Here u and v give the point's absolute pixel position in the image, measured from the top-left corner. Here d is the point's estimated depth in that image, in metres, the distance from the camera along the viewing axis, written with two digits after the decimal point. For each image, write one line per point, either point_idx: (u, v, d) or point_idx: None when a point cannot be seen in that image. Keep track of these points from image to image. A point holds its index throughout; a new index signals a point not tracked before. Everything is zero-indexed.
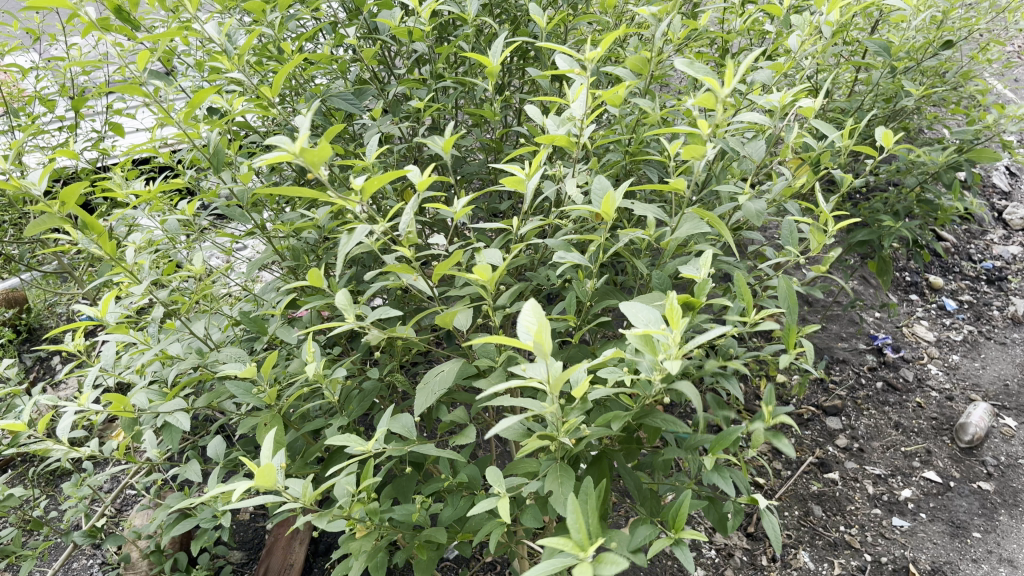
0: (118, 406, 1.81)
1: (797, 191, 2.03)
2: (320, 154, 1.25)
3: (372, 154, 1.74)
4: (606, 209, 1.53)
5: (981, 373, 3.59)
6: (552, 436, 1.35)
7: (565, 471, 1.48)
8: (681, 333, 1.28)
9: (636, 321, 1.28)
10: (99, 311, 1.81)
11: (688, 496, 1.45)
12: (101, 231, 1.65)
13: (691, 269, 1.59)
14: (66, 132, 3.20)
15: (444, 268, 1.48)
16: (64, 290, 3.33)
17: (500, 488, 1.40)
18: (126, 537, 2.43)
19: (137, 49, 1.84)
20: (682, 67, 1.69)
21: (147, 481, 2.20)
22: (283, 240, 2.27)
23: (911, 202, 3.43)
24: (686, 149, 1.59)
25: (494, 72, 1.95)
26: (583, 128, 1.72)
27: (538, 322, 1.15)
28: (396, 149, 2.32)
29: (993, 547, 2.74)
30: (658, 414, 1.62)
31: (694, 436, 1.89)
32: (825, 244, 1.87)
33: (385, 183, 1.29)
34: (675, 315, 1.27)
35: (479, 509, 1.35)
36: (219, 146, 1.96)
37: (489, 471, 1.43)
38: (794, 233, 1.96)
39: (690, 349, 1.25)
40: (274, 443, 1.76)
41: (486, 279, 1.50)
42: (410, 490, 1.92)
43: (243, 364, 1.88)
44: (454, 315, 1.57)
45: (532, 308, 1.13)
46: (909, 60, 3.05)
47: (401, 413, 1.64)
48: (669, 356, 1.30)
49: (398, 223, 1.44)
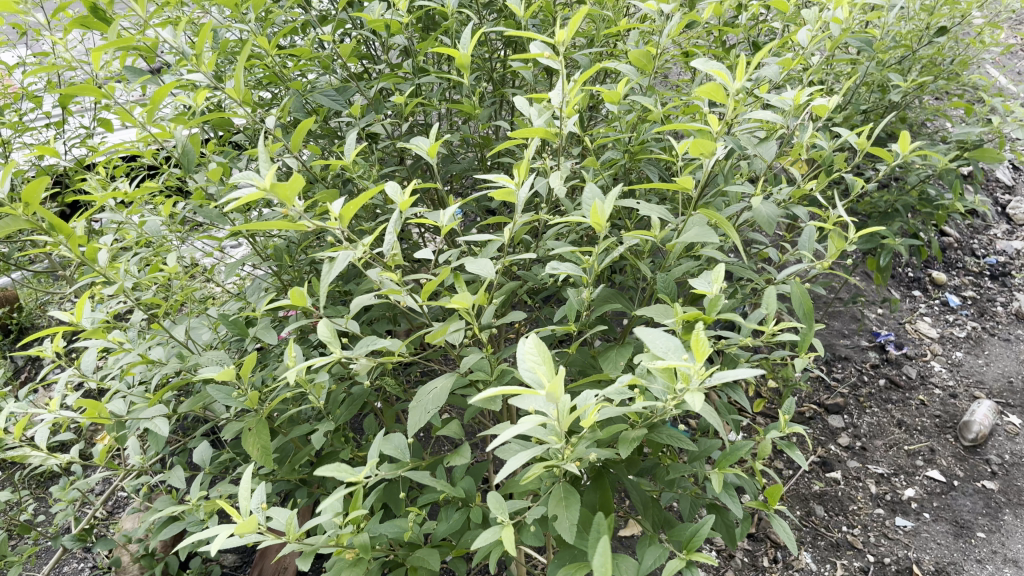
0: (95, 413, 1.77)
1: (799, 186, 1.97)
2: (292, 187, 1.26)
3: (350, 154, 1.70)
4: (595, 222, 1.49)
5: (985, 370, 3.54)
6: (556, 462, 1.28)
7: (569, 493, 1.42)
8: (706, 364, 1.20)
9: (656, 350, 1.20)
10: (73, 317, 1.78)
11: (706, 522, 1.48)
12: (69, 231, 1.64)
13: (702, 283, 1.54)
14: (54, 129, 3.14)
15: (427, 291, 1.45)
16: (56, 291, 3.28)
17: (503, 516, 1.36)
18: (116, 541, 2.38)
19: (101, 51, 1.85)
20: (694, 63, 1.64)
21: (133, 486, 2.16)
22: (268, 239, 2.24)
23: (913, 197, 3.36)
24: (695, 144, 1.52)
25: (466, 65, 1.92)
26: (564, 119, 1.69)
27: (544, 361, 1.11)
28: (381, 147, 2.29)
29: (998, 547, 2.70)
30: (662, 430, 1.57)
31: (700, 451, 1.85)
32: (845, 250, 1.81)
33: (362, 206, 1.29)
34: (700, 346, 1.18)
35: (482, 540, 1.33)
36: (189, 146, 1.95)
37: (491, 497, 1.41)
38: (815, 236, 1.89)
39: (712, 386, 1.21)
40: (259, 448, 1.72)
41: (467, 305, 1.45)
42: (401, 502, 1.88)
43: (223, 367, 1.84)
44: (445, 332, 1.54)
45: (536, 346, 1.10)
46: (908, 51, 2.99)
47: (392, 432, 1.60)
48: (690, 388, 1.24)
49: (382, 244, 1.41)
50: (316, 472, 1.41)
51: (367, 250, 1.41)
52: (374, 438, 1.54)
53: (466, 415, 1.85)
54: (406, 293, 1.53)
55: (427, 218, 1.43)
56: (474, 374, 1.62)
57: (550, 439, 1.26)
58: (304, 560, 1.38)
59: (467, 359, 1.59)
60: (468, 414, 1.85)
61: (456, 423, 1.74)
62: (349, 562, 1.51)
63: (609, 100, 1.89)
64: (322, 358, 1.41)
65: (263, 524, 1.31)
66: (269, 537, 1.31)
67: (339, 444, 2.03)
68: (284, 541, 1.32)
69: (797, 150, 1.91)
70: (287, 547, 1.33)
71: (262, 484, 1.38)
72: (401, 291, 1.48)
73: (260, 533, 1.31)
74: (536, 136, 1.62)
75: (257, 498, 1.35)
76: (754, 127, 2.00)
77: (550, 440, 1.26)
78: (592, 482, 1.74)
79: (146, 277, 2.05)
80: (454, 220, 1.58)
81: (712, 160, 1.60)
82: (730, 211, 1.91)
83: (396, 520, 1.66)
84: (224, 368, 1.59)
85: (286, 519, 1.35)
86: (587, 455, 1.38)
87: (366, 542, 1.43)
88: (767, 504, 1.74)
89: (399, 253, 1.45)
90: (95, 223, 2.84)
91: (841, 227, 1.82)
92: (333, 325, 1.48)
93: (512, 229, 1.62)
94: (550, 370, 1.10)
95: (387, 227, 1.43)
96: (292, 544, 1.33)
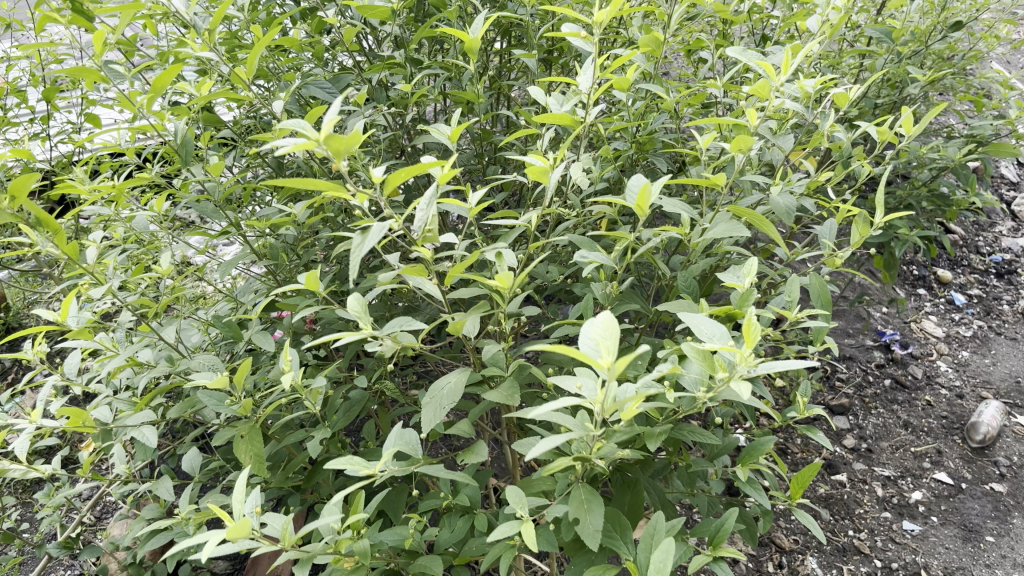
0: (78, 420, 1.70)
1: (816, 180, 1.89)
2: (348, 141, 1.14)
3: (359, 143, 1.61)
4: (640, 204, 1.44)
5: (992, 369, 3.48)
6: (583, 458, 1.25)
7: (591, 496, 1.35)
8: (753, 351, 1.15)
9: (700, 332, 1.16)
10: (58, 315, 1.69)
11: (733, 516, 1.44)
12: (57, 230, 1.55)
13: (731, 277, 1.50)
14: (39, 123, 3.06)
15: (459, 273, 1.34)
16: (42, 290, 3.19)
17: (523, 512, 1.30)
18: (104, 548, 2.30)
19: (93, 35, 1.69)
20: (733, 53, 1.65)
21: (120, 494, 2.09)
22: (262, 236, 2.17)
23: (923, 194, 3.25)
24: (736, 141, 1.48)
25: (475, 49, 1.85)
26: (589, 106, 1.64)
27: (610, 338, 1.03)
28: (379, 139, 2.21)
29: (1007, 551, 2.65)
30: (684, 426, 1.53)
31: (719, 448, 1.79)
32: (869, 238, 1.69)
33: (409, 176, 1.17)
34: (751, 333, 1.13)
35: (500, 534, 1.25)
36: (187, 136, 1.87)
37: (511, 491, 1.32)
38: (836, 228, 1.78)
39: (758, 375, 1.15)
40: (252, 456, 1.64)
41: (506, 284, 1.37)
42: (403, 507, 1.81)
43: (215, 372, 1.77)
44: (464, 323, 1.45)
45: (609, 322, 1.02)
46: (918, 43, 2.90)
47: (404, 427, 1.52)
48: (731, 375, 1.19)
49: (415, 221, 1.31)
50: (323, 466, 1.32)
51: (400, 226, 1.30)
52: (387, 433, 1.45)
53: (469, 418, 1.76)
54: (432, 278, 1.44)
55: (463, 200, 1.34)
56: (490, 370, 1.54)
57: (583, 427, 1.19)
58: (301, 569, 1.29)
59: (488, 349, 1.53)
60: (473, 414, 1.76)
61: (464, 422, 1.66)
62: (348, 570, 1.45)
63: (620, 87, 1.82)
64: (350, 334, 1.31)
65: (258, 530, 1.22)
66: (263, 543, 1.22)
67: (336, 450, 1.96)
68: (279, 548, 1.23)
69: (815, 141, 1.82)
70: (283, 554, 1.24)
71: (257, 488, 1.30)
72: (426, 274, 1.37)
73: (254, 540, 1.21)
74: (558, 124, 1.57)
75: (250, 502, 1.27)
76: (768, 118, 1.93)
77: (582, 428, 1.20)
78: (620, 488, 1.74)
79: (132, 276, 1.98)
80: (483, 206, 1.51)
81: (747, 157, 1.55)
82: (745, 206, 1.83)
83: (396, 527, 1.58)
84: (218, 375, 1.51)
85: (281, 526, 1.25)
86: (614, 455, 1.31)
87: (366, 550, 1.36)
88: (793, 495, 1.68)
89: (431, 233, 1.34)
90: (83, 220, 2.76)
91: (869, 213, 1.70)
92: (364, 300, 1.39)
93: (533, 217, 1.57)
94: (615, 348, 1.02)
95: (421, 202, 1.33)
96: (287, 552, 1.24)
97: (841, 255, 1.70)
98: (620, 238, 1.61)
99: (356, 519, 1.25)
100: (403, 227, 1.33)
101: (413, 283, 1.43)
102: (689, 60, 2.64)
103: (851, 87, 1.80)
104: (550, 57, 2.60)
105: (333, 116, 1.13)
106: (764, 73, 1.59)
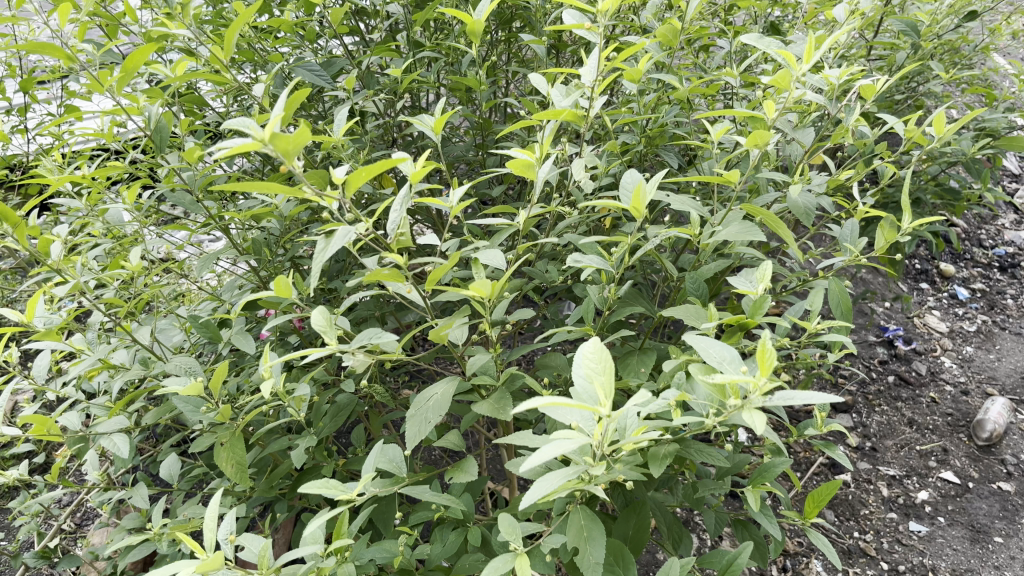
0: (43, 429, 1.61)
1: (838, 177, 1.79)
2: (297, 139, 1.01)
3: (341, 132, 1.50)
4: (634, 205, 1.34)
5: (997, 365, 3.41)
6: (583, 484, 1.15)
7: (591, 523, 1.26)
8: (769, 380, 1.04)
9: (712, 359, 1.06)
10: (24, 316, 1.58)
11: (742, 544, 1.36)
12: (18, 220, 1.49)
13: (742, 284, 1.40)
14: (17, 114, 2.93)
15: (435, 280, 1.25)
16: (17, 287, 3.03)
17: (517, 543, 1.20)
18: (81, 557, 2.20)
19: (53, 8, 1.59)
20: (750, 41, 1.55)
21: (94, 503, 1.97)
22: (246, 230, 2.05)
23: (933, 187, 3.18)
24: (754, 136, 1.39)
25: (480, 34, 1.75)
26: (593, 99, 1.54)
27: (604, 373, 0.97)
28: (371, 128, 2.11)
29: (1016, 552, 2.59)
30: (691, 445, 1.43)
31: (729, 466, 1.74)
32: (896, 242, 1.61)
33: (373, 175, 1.06)
34: (767, 359, 1.02)
35: (494, 570, 1.16)
36: (161, 122, 1.75)
37: (503, 518, 1.23)
38: (857, 228, 1.68)
39: (774, 405, 1.04)
40: (233, 465, 1.54)
41: (483, 293, 1.28)
42: (392, 520, 1.71)
43: (193, 376, 1.67)
44: (447, 331, 1.37)
45: (599, 349, 0.97)
46: (931, 32, 2.82)
47: (388, 442, 1.45)
48: (745, 405, 1.08)
49: (387, 223, 1.20)
50: (299, 490, 1.23)
51: (368, 231, 1.18)
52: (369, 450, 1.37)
53: (462, 425, 1.67)
54: (407, 283, 1.35)
55: (439, 199, 1.25)
56: (479, 379, 1.45)
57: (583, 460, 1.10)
58: None
59: (475, 359, 1.42)
60: (466, 420, 1.67)
61: (454, 433, 1.57)
62: None
63: (631, 77, 1.73)
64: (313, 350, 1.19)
65: (232, 559, 1.13)
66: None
67: (321, 458, 1.86)
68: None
69: (837, 135, 1.73)
70: None
71: (230, 512, 1.20)
72: (402, 280, 1.29)
73: (229, 569, 1.13)
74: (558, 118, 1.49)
75: (223, 529, 1.16)
76: (787, 108, 1.84)
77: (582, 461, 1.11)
78: (626, 510, 1.63)
79: (107, 273, 1.87)
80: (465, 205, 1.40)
81: (764, 153, 1.46)
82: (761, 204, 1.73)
83: (384, 543, 1.51)
84: (194, 380, 1.40)
85: (257, 550, 1.16)
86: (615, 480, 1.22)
87: None
88: (806, 514, 1.59)
89: (406, 237, 1.23)
90: (61, 213, 2.65)
91: (894, 216, 1.61)
92: (330, 312, 1.28)
93: (529, 214, 1.46)
94: (609, 384, 0.96)
95: (393, 203, 1.23)
96: None
97: (864, 255, 1.61)
98: (619, 240, 1.51)
99: (338, 546, 1.16)
100: (373, 229, 1.23)
101: (390, 289, 1.34)
102: (695, 47, 2.56)
103: (878, 77, 1.71)
104: (555, 44, 2.50)
105: (280, 112, 0.99)
106: (785, 62, 1.47)
